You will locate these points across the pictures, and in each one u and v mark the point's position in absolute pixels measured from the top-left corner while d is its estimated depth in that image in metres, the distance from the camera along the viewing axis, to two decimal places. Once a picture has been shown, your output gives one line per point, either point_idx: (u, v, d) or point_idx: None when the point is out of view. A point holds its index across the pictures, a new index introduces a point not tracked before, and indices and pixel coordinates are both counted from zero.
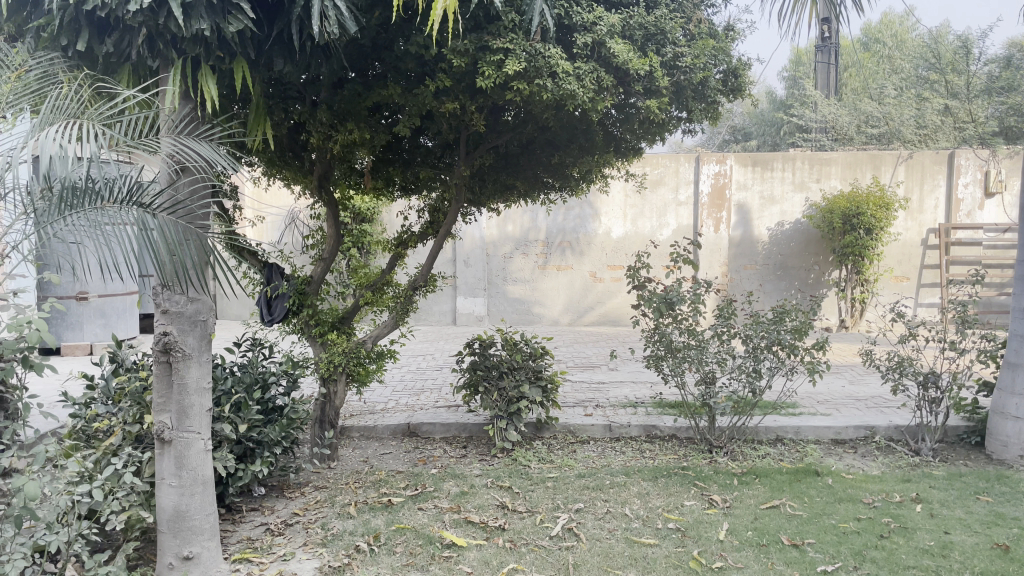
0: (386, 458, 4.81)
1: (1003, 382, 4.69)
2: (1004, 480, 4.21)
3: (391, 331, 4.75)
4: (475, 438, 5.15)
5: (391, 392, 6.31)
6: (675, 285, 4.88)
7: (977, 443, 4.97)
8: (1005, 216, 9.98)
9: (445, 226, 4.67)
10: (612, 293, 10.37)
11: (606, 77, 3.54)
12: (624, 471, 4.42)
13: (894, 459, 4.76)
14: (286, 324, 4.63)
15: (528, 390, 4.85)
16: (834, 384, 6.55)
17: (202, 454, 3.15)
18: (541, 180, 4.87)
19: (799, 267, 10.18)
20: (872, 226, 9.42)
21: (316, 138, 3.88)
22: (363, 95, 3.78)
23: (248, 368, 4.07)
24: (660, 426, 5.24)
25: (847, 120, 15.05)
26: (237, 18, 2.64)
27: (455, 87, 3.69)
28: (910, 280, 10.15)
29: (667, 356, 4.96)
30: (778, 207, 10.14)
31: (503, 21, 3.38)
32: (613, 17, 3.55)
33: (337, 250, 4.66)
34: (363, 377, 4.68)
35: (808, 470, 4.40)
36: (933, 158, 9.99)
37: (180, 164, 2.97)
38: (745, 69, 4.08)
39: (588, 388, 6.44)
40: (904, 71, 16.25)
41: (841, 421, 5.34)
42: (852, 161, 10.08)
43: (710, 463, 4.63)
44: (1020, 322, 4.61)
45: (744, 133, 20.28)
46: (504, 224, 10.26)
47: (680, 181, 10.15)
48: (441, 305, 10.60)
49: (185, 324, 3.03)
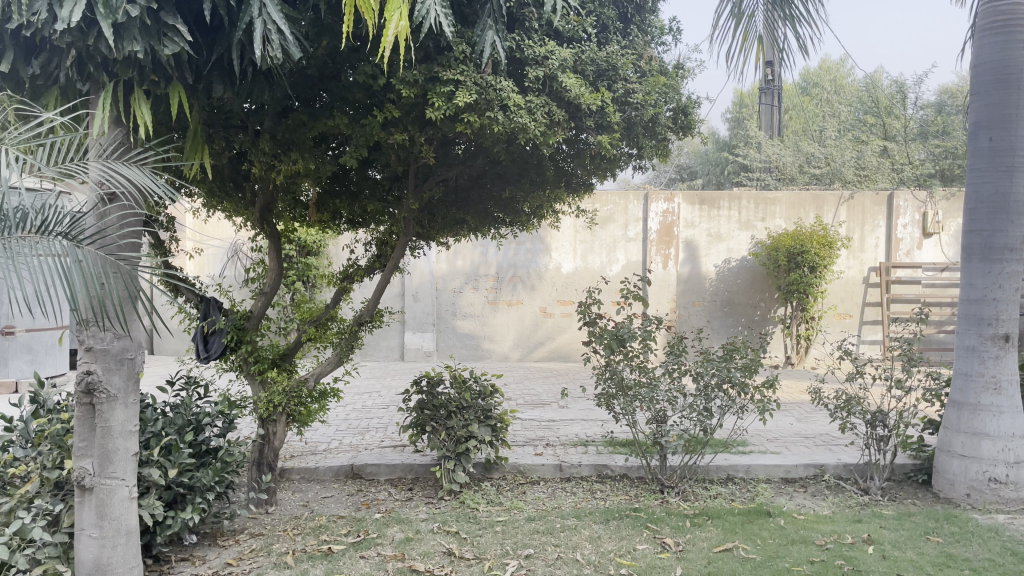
0: (328, 501, 4.61)
1: (949, 420, 4.72)
2: (953, 519, 4.21)
3: (335, 368, 4.57)
4: (422, 480, 4.98)
5: (335, 431, 6.10)
6: (626, 322, 4.81)
7: (924, 481, 4.98)
8: (943, 255, 10.25)
9: (393, 260, 4.53)
10: (562, 328, 10.32)
11: (558, 112, 3.50)
12: (575, 514, 4.30)
13: (843, 498, 4.74)
14: (223, 361, 4.43)
15: (477, 430, 4.72)
16: (782, 422, 6.56)
17: (127, 502, 2.94)
18: (491, 215, 4.79)
19: (746, 303, 10.28)
20: (816, 264, 9.55)
21: (258, 168, 3.74)
22: (308, 125, 3.66)
23: (182, 408, 3.86)
24: (611, 466, 5.15)
25: (791, 161, 15.41)
26: (174, 40, 2.51)
27: (404, 118, 3.60)
28: (853, 317, 10.32)
29: (619, 395, 4.88)
30: (725, 244, 10.25)
31: (453, 52, 3.31)
32: (565, 50, 3.52)
33: (279, 284, 4.48)
34: (306, 417, 4.54)
35: (760, 511, 4.34)
36: (873, 199, 10.24)
37: (109, 191, 2.80)
38: (695, 107, 4.08)
39: (538, 426, 6.33)
40: (842, 115, 16.78)
41: (791, 459, 5.32)
42: (796, 201, 10.28)
43: (662, 504, 4.54)
44: (964, 360, 4.65)
45: (689, 171, 20.65)
46: (454, 258, 10.16)
47: (629, 218, 10.20)
48: (388, 340, 10.40)
49: (111, 363, 2.83)
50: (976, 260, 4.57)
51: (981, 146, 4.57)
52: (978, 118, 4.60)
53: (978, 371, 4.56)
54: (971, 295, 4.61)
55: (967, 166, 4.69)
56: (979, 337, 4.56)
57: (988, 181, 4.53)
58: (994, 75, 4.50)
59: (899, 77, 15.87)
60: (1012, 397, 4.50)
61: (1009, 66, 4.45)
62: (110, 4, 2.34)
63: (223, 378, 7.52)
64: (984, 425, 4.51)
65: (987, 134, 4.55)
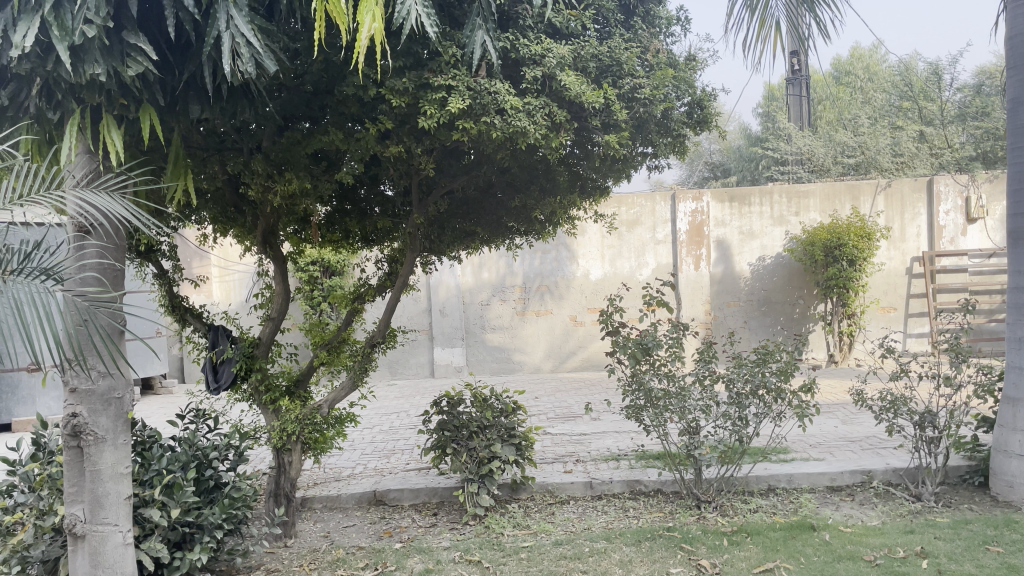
0: (349, 531, 4.45)
1: (1004, 418, 4.40)
2: (1014, 526, 3.89)
3: (349, 392, 4.41)
4: (447, 504, 4.79)
5: (359, 455, 5.95)
6: (651, 330, 4.57)
7: (981, 484, 4.65)
8: (989, 241, 9.82)
9: (402, 276, 4.36)
10: (594, 337, 10.08)
11: (559, 113, 3.31)
12: (605, 536, 4.07)
13: (894, 506, 4.44)
14: (235, 392, 4.29)
15: (500, 449, 4.51)
16: (826, 425, 6.24)
17: (122, 548, 2.81)
18: (504, 225, 4.61)
19: (783, 302, 9.94)
20: (855, 257, 9.19)
21: (253, 190, 3.61)
22: (302, 142, 3.52)
23: (188, 443, 3.73)
24: (644, 481, 4.90)
25: (824, 152, 14.96)
26: (137, 60, 2.39)
27: (399, 129, 3.44)
28: (898, 310, 9.92)
29: (647, 406, 4.64)
30: (758, 242, 9.93)
31: (443, 56, 3.15)
32: (563, 47, 3.33)
33: (286, 308, 4.34)
34: (321, 444, 4.33)
35: (803, 525, 4.07)
36: (912, 186, 9.84)
37: (86, 224, 2.67)
38: (711, 99, 3.85)
39: (568, 441, 6.10)
40: (875, 102, 16.31)
41: (836, 466, 5.02)
42: (830, 193, 9.92)
43: (698, 521, 4.29)
44: (1017, 352, 4.32)
45: (721, 169, 20.26)
46: (479, 270, 9.99)
47: (657, 220, 9.93)
48: (417, 357, 10.21)
49: (97, 404, 2.70)
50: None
51: (1022, 122, 4.27)
52: (1017, 93, 4.28)
53: None
54: (1021, 282, 4.29)
55: (1007, 145, 4.38)
56: None
57: None
58: None
59: (933, 59, 15.37)
60: None
61: None
62: (66, 26, 2.23)
63: (238, 409, 7.40)
64: None
65: None
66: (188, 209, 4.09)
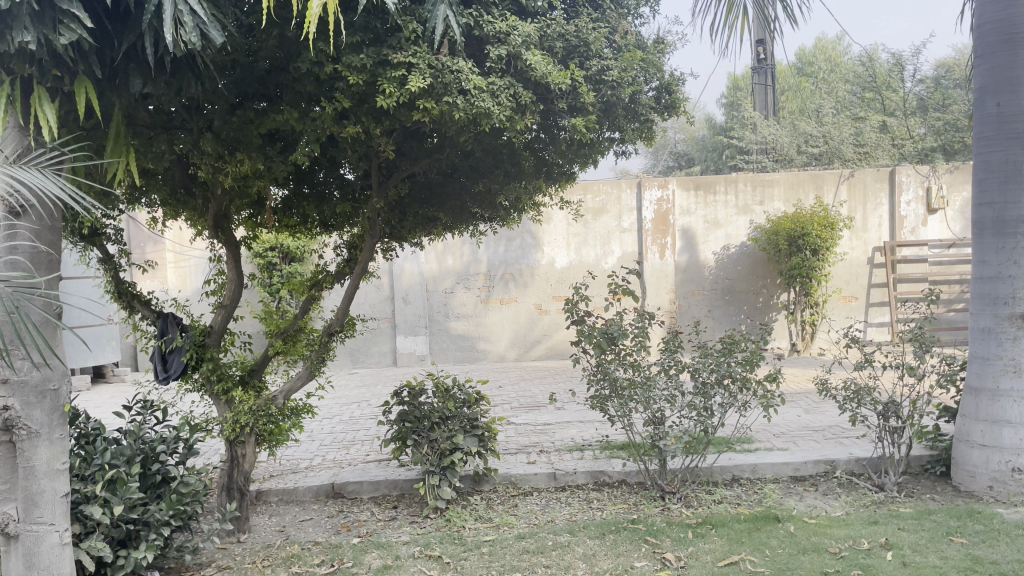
0: (305, 525, 4.32)
1: (966, 408, 4.40)
2: (977, 517, 3.89)
3: (306, 383, 4.26)
4: (407, 496, 4.68)
5: (318, 446, 5.81)
6: (617, 319, 4.48)
7: (942, 474, 4.67)
8: (949, 231, 9.92)
9: (361, 263, 4.22)
10: (558, 325, 10.01)
11: (524, 94, 3.19)
12: (568, 529, 3.99)
13: (857, 496, 4.43)
14: (185, 382, 4.13)
15: (462, 441, 4.40)
16: (789, 414, 6.24)
17: (58, 548, 2.66)
18: (467, 211, 4.48)
19: (746, 291, 9.97)
20: (818, 246, 9.24)
21: (202, 172, 3.43)
22: (255, 121, 3.36)
23: (134, 435, 3.55)
24: (608, 472, 4.83)
25: (789, 141, 15.00)
26: (70, 28, 2.24)
27: (357, 108, 3.29)
28: (859, 300, 9.99)
29: (612, 396, 4.56)
30: (723, 231, 9.93)
31: (403, 32, 3.01)
32: (529, 25, 3.21)
33: (239, 295, 4.16)
34: (276, 436, 4.18)
35: (767, 516, 4.03)
36: (874, 176, 9.90)
37: (15, 205, 2.48)
38: (679, 84, 3.75)
39: (532, 431, 6.02)
40: (838, 93, 16.45)
41: (800, 456, 5.01)
42: (794, 182, 9.94)
43: (662, 513, 4.23)
44: (980, 343, 4.32)
45: (686, 159, 20.30)
46: (443, 257, 9.84)
47: (622, 208, 9.87)
48: (379, 346, 10.04)
49: (30, 397, 2.53)
50: (988, 235, 4.24)
51: (988, 111, 4.23)
52: (984, 82, 4.24)
53: (996, 354, 4.23)
54: (984, 273, 4.28)
55: (974, 135, 4.35)
56: (996, 318, 4.23)
57: (997, 149, 4.20)
58: (999, 35, 4.14)
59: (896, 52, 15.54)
60: None
61: (1014, 25, 4.10)
62: None
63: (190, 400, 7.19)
64: (1004, 412, 4.19)
65: (994, 99, 4.21)
66: (135, 191, 3.90)
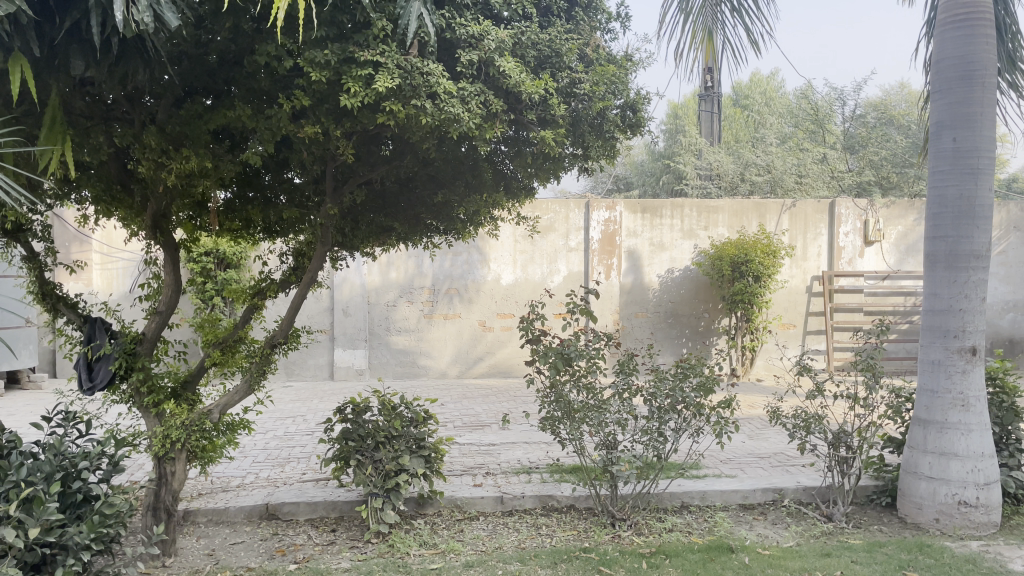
0: (236, 549, 4.05)
1: (914, 439, 4.40)
2: (927, 550, 3.88)
3: (243, 397, 4.00)
4: (347, 519, 4.45)
5: (251, 463, 5.51)
6: (573, 339, 4.35)
7: (888, 504, 4.68)
8: (884, 263, 10.20)
9: (310, 271, 3.99)
10: (502, 343, 9.88)
11: (495, 101, 3.06)
12: (519, 557, 3.83)
13: (806, 526, 4.40)
14: (112, 393, 3.84)
15: (408, 462, 4.20)
16: (734, 441, 6.23)
17: None
18: (422, 222, 4.31)
19: (689, 314, 10.02)
20: (760, 273, 9.33)
21: (144, 168, 3.17)
22: (204, 116, 3.14)
23: (54, 449, 3.25)
24: (557, 496, 4.69)
25: (732, 168, 15.23)
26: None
27: (315, 108, 3.09)
28: (797, 327, 10.14)
29: (565, 419, 4.41)
30: (668, 254, 9.97)
31: (371, 29, 2.85)
32: (502, 31, 3.09)
33: (176, 302, 3.89)
34: (209, 453, 3.90)
35: (720, 546, 3.94)
36: (815, 207, 10.10)
37: None
38: (645, 103, 3.65)
39: (477, 452, 5.84)
40: (775, 126, 16.88)
41: (748, 484, 4.96)
42: (738, 210, 10.05)
43: (613, 541, 4.11)
44: (929, 375, 4.33)
45: (625, 182, 20.50)
46: (387, 269, 9.61)
47: (570, 227, 9.80)
48: (316, 358, 9.72)
49: None
50: (940, 268, 4.27)
51: (944, 147, 4.28)
52: (941, 117, 4.29)
53: (945, 386, 4.24)
54: (936, 305, 4.29)
55: (928, 169, 4.40)
56: (946, 350, 4.25)
57: (951, 184, 4.24)
58: (958, 71, 4.20)
59: (834, 88, 16.09)
60: (979, 413, 4.22)
61: (973, 62, 4.17)
62: None
63: (114, 413, 6.77)
64: (952, 444, 4.20)
65: (950, 134, 4.26)
66: (65, 185, 3.60)
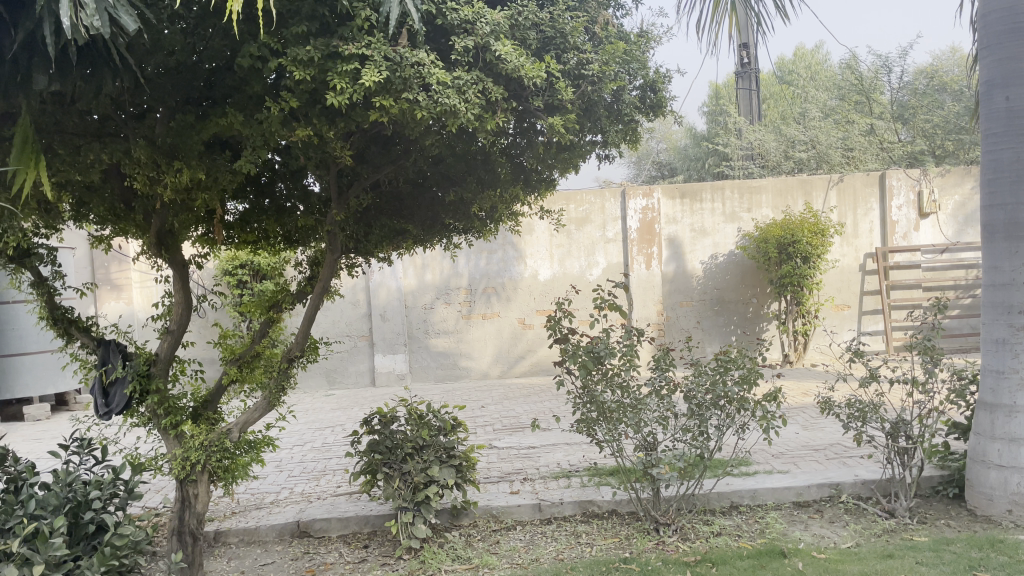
0: (266, 570, 3.94)
1: (980, 425, 4.06)
2: (999, 547, 3.55)
3: (263, 414, 3.87)
4: (379, 534, 4.29)
5: (285, 478, 5.41)
6: (603, 336, 4.09)
7: (956, 496, 4.34)
8: (941, 235, 9.69)
9: (323, 279, 3.84)
10: (542, 340, 9.67)
11: (495, 89, 2.85)
12: (554, 571, 3.63)
13: (866, 524, 4.10)
14: (130, 415, 3.75)
15: (438, 473, 4.01)
16: (787, 433, 5.92)
17: None
18: (440, 222, 4.12)
19: (736, 301, 9.66)
20: (809, 254, 8.96)
21: (138, 184, 3.06)
22: (195, 126, 2.99)
23: (64, 477, 3.17)
24: (597, 502, 4.46)
25: (776, 147, 14.71)
26: None
27: (307, 109, 2.92)
28: (851, 308, 9.70)
29: (600, 420, 4.18)
30: (710, 239, 9.63)
31: (355, 21, 2.69)
32: (497, 14, 2.89)
33: (187, 319, 3.78)
34: (231, 474, 3.78)
35: (772, 551, 3.67)
36: (864, 180, 9.63)
37: None
38: (665, 81, 3.40)
39: (516, 456, 5.65)
40: (819, 100, 16.27)
41: (802, 479, 4.66)
42: (782, 188, 9.64)
43: (657, 548, 3.87)
44: (993, 355, 3.98)
45: (668, 168, 20.03)
46: (422, 271, 9.48)
47: (606, 217, 9.53)
48: (356, 365, 9.62)
49: None
50: (999, 239, 3.92)
51: (996, 107, 3.92)
52: (991, 75, 3.94)
53: (1011, 366, 3.90)
54: (997, 279, 3.94)
55: (980, 131, 4.04)
56: (1011, 328, 3.89)
57: (1007, 145, 3.89)
58: (1005, 24, 3.85)
59: (880, 56, 15.45)
60: None
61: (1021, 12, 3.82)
62: None
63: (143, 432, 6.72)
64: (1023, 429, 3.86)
65: (1002, 93, 3.91)
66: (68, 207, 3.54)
